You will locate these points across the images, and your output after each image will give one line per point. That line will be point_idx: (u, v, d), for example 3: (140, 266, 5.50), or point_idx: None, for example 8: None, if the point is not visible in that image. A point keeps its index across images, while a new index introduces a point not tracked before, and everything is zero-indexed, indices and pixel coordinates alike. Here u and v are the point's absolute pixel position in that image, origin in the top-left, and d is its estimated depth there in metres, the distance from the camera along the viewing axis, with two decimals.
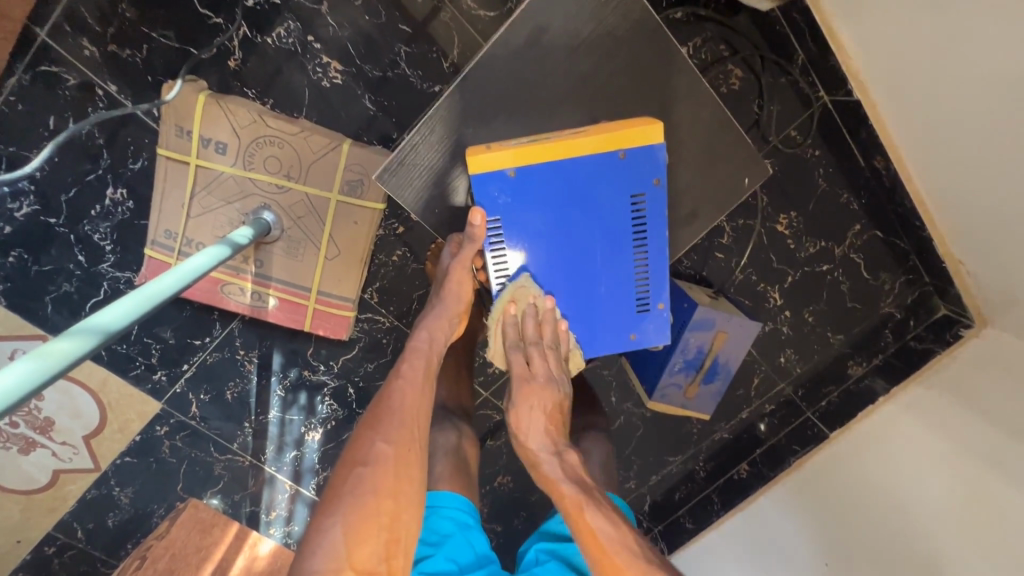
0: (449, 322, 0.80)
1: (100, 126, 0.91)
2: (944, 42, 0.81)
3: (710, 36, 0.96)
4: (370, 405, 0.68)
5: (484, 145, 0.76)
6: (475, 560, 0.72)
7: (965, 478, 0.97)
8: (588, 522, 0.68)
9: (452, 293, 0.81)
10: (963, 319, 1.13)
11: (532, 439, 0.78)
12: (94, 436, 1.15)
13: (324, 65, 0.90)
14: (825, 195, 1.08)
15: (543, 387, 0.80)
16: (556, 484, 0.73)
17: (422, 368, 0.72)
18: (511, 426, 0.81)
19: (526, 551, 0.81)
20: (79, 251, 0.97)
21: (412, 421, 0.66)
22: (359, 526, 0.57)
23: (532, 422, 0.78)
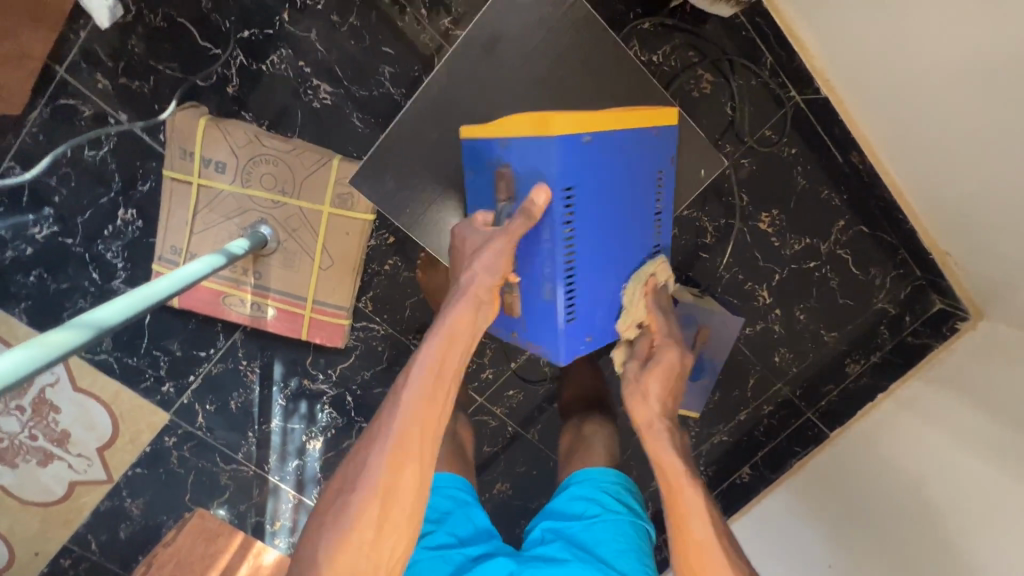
0: (484, 288, 0.68)
1: (112, 153, 0.99)
2: (893, 41, 0.85)
3: (678, 44, 1.00)
4: (371, 418, 0.62)
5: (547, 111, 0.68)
6: (474, 532, 0.80)
7: (963, 471, 0.95)
8: (692, 510, 0.69)
9: (476, 265, 0.69)
10: (958, 312, 1.13)
11: (654, 404, 0.75)
12: (108, 447, 1.20)
13: (315, 88, 0.97)
14: (805, 192, 1.10)
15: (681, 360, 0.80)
16: (661, 456, 0.72)
17: (432, 386, 0.63)
18: (637, 389, 0.77)
19: (533, 530, 0.83)
20: (93, 269, 1.04)
21: (412, 452, 0.59)
22: (335, 555, 0.55)
23: (661, 389, 0.76)
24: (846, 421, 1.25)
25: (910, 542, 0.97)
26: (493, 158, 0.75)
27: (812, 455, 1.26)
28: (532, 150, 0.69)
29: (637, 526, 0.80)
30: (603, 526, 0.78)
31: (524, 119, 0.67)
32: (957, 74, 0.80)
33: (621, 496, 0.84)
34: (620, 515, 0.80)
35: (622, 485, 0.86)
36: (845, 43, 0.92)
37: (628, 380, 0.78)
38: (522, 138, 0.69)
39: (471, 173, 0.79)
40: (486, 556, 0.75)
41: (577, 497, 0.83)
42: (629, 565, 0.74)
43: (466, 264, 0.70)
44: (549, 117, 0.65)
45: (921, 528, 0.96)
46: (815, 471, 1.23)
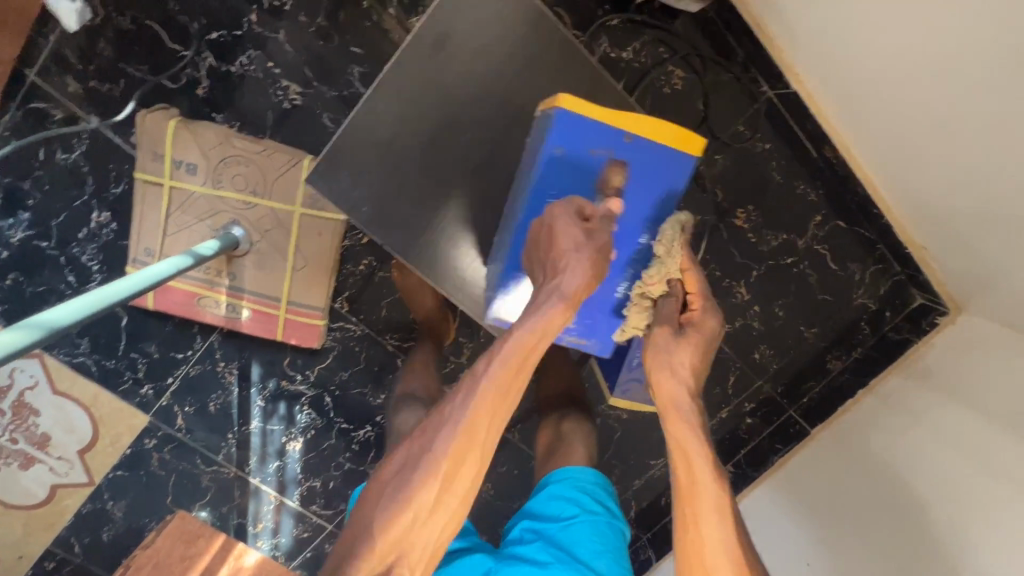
0: (583, 290, 0.66)
1: (84, 156, 0.99)
2: (857, 34, 0.85)
3: (648, 41, 1.00)
4: (445, 397, 0.62)
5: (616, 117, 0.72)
6: None
7: (941, 466, 0.95)
8: (710, 509, 0.65)
9: (572, 260, 0.66)
10: (938, 307, 1.12)
11: (676, 388, 0.71)
12: (88, 450, 1.21)
13: (284, 89, 0.97)
14: (780, 187, 1.09)
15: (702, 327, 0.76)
16: (687, 448, 0.68)
17: (511, 377, 0.61)
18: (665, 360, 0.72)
19: (511, 528, 0.80)
20: (69, 272, 1.04)
21: (482, 442, 0.58)
22: (387, 526, 0.55)
23: (693, 365, 0.73)
24: (827, 418, 1.24)
25: (894, 537, 0.95)
26: (597, 148, 0.72)
27: (794, 452, 1.25)
28: (655, 156, 0.73)
29: (615, 527, 0.77)
30: (581, 528, 0.74)
31: (673, 127, 0.71)
32: (922, 60, 0.79)
33: (600, 496, 0.79)
34: (598, 516, 0.76)
35: (599, 484, 0.82)
36: (812, 34, 0.92)
37: (652, 349, 0.74)
38: (648, 140, 0.72)
39: (560, 155, 0.72)
40: (464, 552, 0.75)
41: (555, 497, 0.79)
42: (608, 567, 0.71)
43: (563, 259, 0.66)
44: (696, 138, 0.73)
45: (904, 522, 0.95)
46: (796, 468, 1.22)
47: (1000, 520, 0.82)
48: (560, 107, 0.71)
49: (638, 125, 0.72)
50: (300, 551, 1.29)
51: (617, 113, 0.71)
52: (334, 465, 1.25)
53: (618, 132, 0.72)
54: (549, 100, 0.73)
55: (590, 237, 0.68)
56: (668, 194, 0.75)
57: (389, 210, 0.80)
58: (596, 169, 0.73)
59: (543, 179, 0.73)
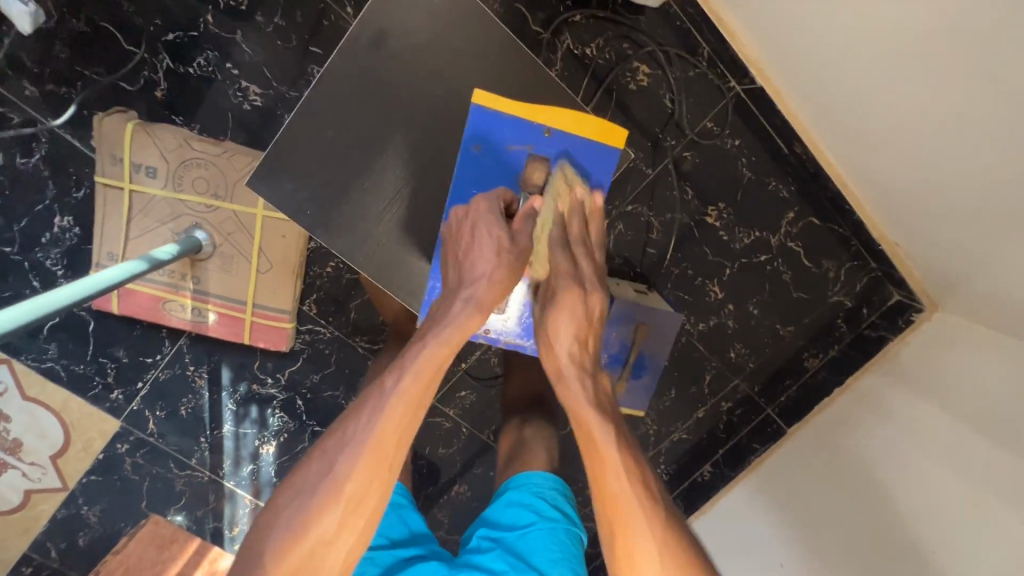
0: (498, 294, 0.67)
1: (45, 160, 0.98)
2: (816, 27, 0.84)
3: (611, 37, 0.98)
4: (346, 410, 0.60)
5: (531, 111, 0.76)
6: (408, 535, 0.73)
7: (913, 464, 0.94)
8: (610, 462, 0.60)
9: (488, 264, 0.67)
10: (914, 304, 1.11)
11: (561, 344, 0.68)
12: (61, 455, 1.20)
13: (244, 89, 0.96)
14: (752, 184, 1.08)
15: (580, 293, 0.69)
16: (579, 407, 0.65)
17: (421, 391, 0.59)
18: (543, 330, 0.71)
19: (470, 538, 0.75)
20: (33, 277, 1.03)
21: (390, 461, 0.57)
22: (286, 550, 0.53)
23: (571, 326, 0.68)
24: (804, 416, 1.23)
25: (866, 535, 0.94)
26: (517, 143, 0.77)
27: (772, 451, 1.24)
28: (576, 149, 0.77)
29: (573, 535, 0.72)
30: (538, 535, 0.69)
31: (592, 120, 0.75)
32: (878, 55, 0.78)
33: (559, 503, 0.75)
34: (557, 522, 0.72)
35: (560, 491, 0.78)
36: (773, 29, 0.91)
37: (539, 323, 0.72)
38: (568, 134, 0.76)
39: (479, 151, 0.76)
40: (418, 559, 0.69)
41: (513, 503, 0.75)
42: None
43: (475, 264, 0.68)
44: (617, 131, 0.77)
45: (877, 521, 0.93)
46: (773, 468, 1.21)
47: (968, 518, 0.81)
48: (477, 104, 0.74)
49: (556, 119, 0.76)
50: None
51: (535, 109, 0.76)
52: None
53: (538, 128, 0.76)
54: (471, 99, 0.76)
55: (513, 243, 0.69)
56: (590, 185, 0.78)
57: (342, 213, 0.79)
58: (518, 165, 0.77)
59: (464, 174, 0.77)
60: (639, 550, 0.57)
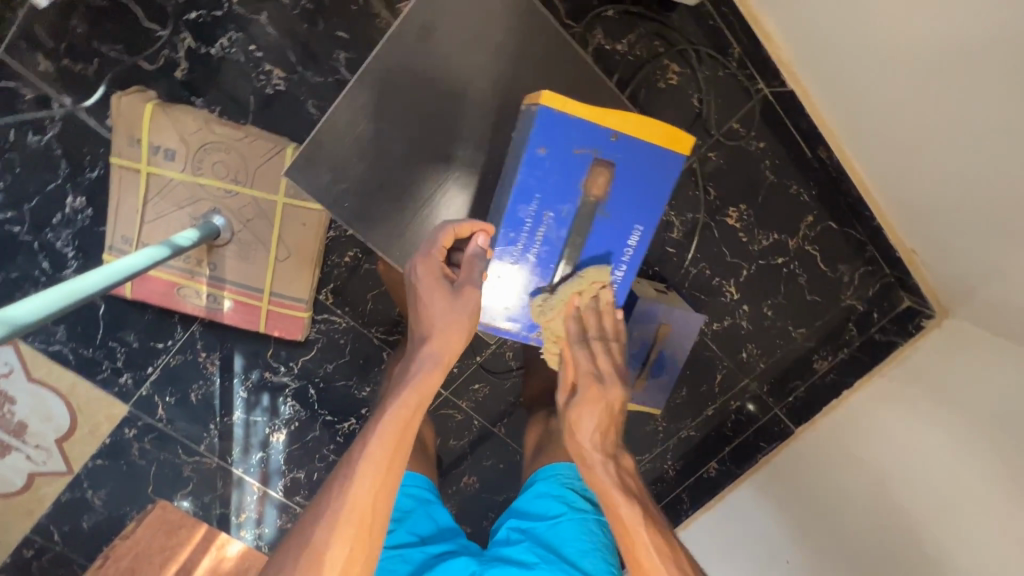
0: (456, 348, 0.68)
1: (58, 138, 0.95)
2: (859, 30, 0.82)
3: (642, 33, 0.97)
4: (322, 484, 0.60)
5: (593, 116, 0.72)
6: (436, 530, 0.72)
7: (931, 468, 0.95)
8: (643, 543, 0.63)
9: (447, 319, 0.68)
10: (924, 310, 1.12)
11: (586, 436, 0.71)
12: (67, 439, 1.18)
13: (267, 73, 0.94)
14: (774, 187, 1.08)
15: (607, 387, 0.75)
16: (604, 488, 0.68)
17: (390, 455, 0.60)
18: (563, 421, 0.74)
19: (497, 530, 0.74)
20: (43, 258, 1.01)
21: (367, 529, 0.57)
22: None
23: (595, 419, 0.72)
24: (810, 417, 1.24)
25: (884, 536, 0.96)
26: (582, 147, 0.72)
27: (778, 450, 1.26)
28: (640, 155, 0.74)
29: (602, 525, 0.72)
30: (568, 527, 0.69)
31: (662, 125, 0.72)
32: (918, 66, 0.78)
33: (587, 493, 0.75)
34: (585, 514, 0.72)
35: None
36: (810, 34, 0.90)
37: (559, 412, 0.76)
38: (636, 140, 0.73)
39: (544, 154, 0.72)
40: (449, 554, 0.68)
41: (541, 495, 0.74)
42: (596, 566, 0.66)
43: (432, 310, 0.69)
44: (684, 138, 0.74)
45: (887, 520, 0.96)
46: (778, 468, 1.23)
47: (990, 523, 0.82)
48: (545, 106, 0.70)
49: (623, 123, 0.72)
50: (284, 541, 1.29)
51: (603, 112, 0.72)
52: (318, 457, 1.24)
53: (605, 132, 0.72)
54: (534, 97, 0.72)
55: (459, 295, 0.69)
56: (653, 191, 0.75)
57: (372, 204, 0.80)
58: (580, 169, 0.73)
59: (526, 178, 0.72)
60: None
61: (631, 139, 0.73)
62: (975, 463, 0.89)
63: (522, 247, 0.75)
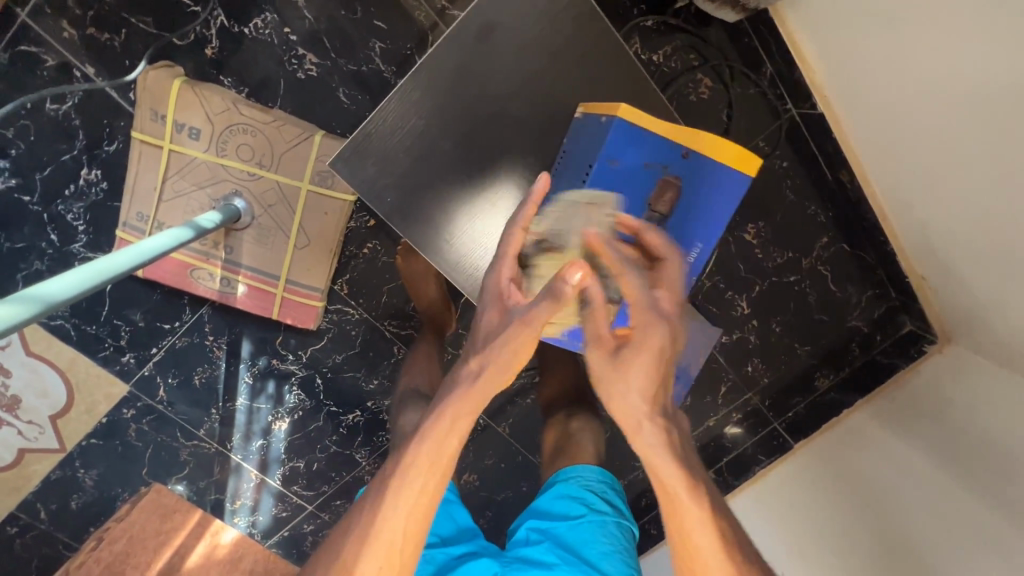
0: (502, 379, 0.59)
1: (76, 108, 0.93)
2: (898, 60, 0.83)
3: (678, 46, 0.98)
4: (362, 496, 0.60)
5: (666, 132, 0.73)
6: (457, 531, 0.72)
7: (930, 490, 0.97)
8: (695, 527, 0.57)
9: (491, 347, 0.59)
10: (927, 335, 1.16)
11: (633, 399, 0.58)
12: (61, 416, 1.15)
13: (300, 57, 0.92)
14: (793, 206, 1.10)
15: (654, 333, 0.58)
16: (654, 462, 0.58)
17: (423, 482, 0.57)
18: (601, 379, 0.59)
19: (516, 530, 0.74)
20: (51, 230, 0.98)
21: (397, 555, 0.56)
22: None
23: (645, 376, 0.58)
24: (809, 434, 1.27)
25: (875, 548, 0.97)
26: (653, 162, 0.74)
27: (775, 463, 1.29)
28: (710, 174, 0.75)
29: (623, 527, 0.73)
30: (588, 528, 0.69)
31: (734, 146, 0.73)
32: (953, 101, 0.79)
33: (608, 495, 0.75)
34: (605, 516, 0.72)
35: (608, 483, 0.77)
36: (848, 60, 0.91)
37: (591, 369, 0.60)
38: (704, 158, 0.75)
39: (614, 167, 0.74)
40: (471, 556, 0.68)
41: (561, 496, 0.74)
42: (616, 569, 0.66)
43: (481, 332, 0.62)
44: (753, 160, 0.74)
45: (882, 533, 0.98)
46: (775, 482, 1.25)
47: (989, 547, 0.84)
48: (621, 119, 0.72)
49: (696, 142, 0.74)
50: (277, 530, 1.28)
51: (675, 129, 0.73)
52: (319, 447, 1.23)
53: (676, 149, 0.74)
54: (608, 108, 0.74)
55: (508, 317, 0.60)
56: (720, 210, 0.76)
57: (412, 203, 0.82)
58: (648, 184, 0.75)
59: (594, 189, 0.74)
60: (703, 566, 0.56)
61: (700, 158, 0.74)
62: (975, 485, 0.92)
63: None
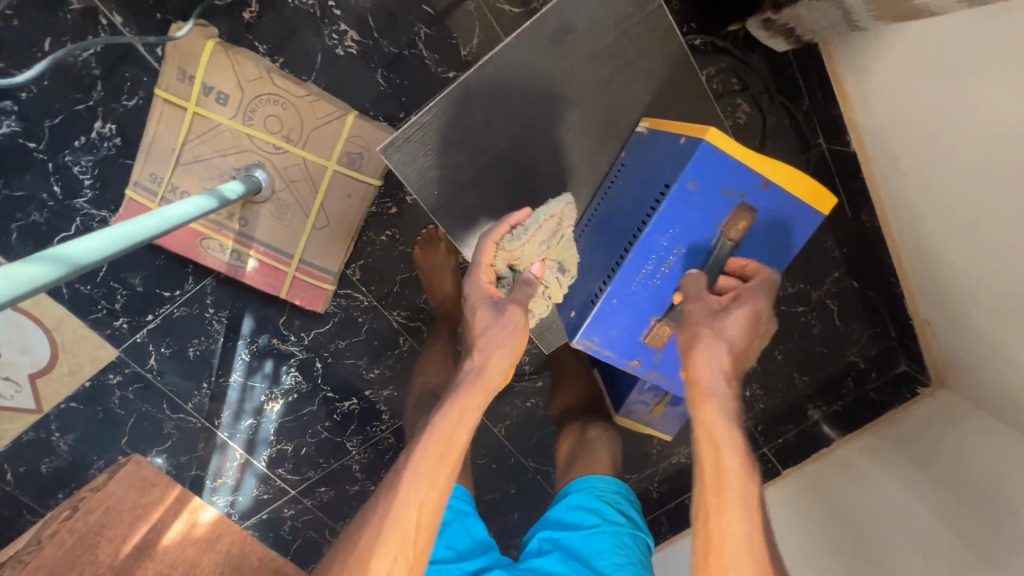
0: (501, 367, 0.67)
1: (97, 56, 0.88)
2: (934, 108, 0.82)
3: (723, 68, 1.01)
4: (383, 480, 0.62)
5: (749, 161, 0.71)
6: (472, 545, 0.71)
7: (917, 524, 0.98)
8: (731, 478, 0.59)
9: (500, 339, 0.68)
10: (920, 377, 1.18)
11: (710, 343, 0.66)
12: (41, 376, 1.09)
13: (341, 33, 0.89)
14: (810, 239, 1.13)
15: (754, 297, 0.69)
16: (707, 408, 0.63)
17: (432, 471, 0.59)
18: (697, 318, 0.68)
19: (530, 541, 0.75)
20: (55, 181, 0.93)
21: (410, 543, 0.57)
22: None
23: (739, 324, 0.67)
24: (797, 462, 1.27)
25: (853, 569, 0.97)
26: (731, 190, 0.72)
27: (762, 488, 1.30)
28: (782, 207, 0.75)
29: (638, 539, 0.73)
30: (602, 539, 0.69)
31: (812, 183, 0.73)
32: (982, 153, 0.79)
33: (623, 506, 0.75)
34: (620, 527, 0.72)
35: (622, 495, 0.78)
36: (883, 99, 0.90)
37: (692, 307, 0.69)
38: (783, 191, 0.74)
39: (693, 189, 0.72)
40: (484, 571, 0.68)
41: (576, 506, 0.75)
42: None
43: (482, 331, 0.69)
44: (828, 198, 0.75)
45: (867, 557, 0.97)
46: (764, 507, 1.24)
47: None
48: (709, 142, 0.69)
49: (778, 173, 0.72)
50: (256, 512, 1.24)
51: (762, 158, 0.72)
52: (310, 432, 1.20)
53: (757, 178, 0.73)
54: (696, 127, 0.71)
55: (500, 313, 0.69)
56: (783, 243, 0.77)
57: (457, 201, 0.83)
58: (723, 211, 0.73)
59: (670, 210, 0.72)
60: (726, 521, 0.57)
61: (778, 190, 0.73)
62: (965, 533, 0.91)
63: (646, 276, 0.75)
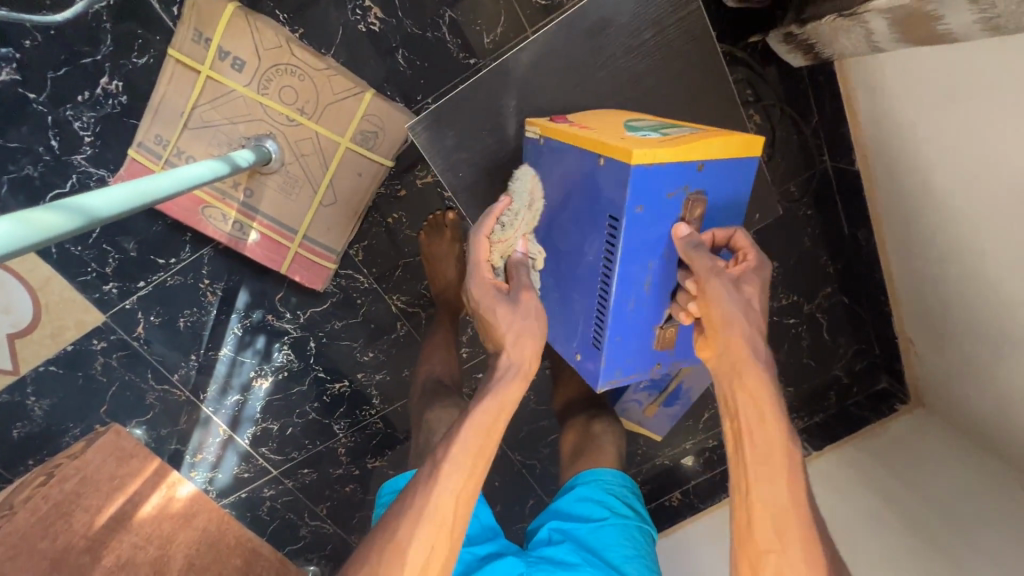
0: (532, 360, 0.66)
1: (109, 10, 0.86)
2: (938, 134, 0.85)
3: (738, 79, 1.03)
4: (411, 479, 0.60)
5: (680, 151, 0.65)
6: (480, 531, 0.73)
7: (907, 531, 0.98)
8: (778, 447, 0.58)
9: (518, 336, 0.66)
10: (900, 395, 1.23)
11: (744, 312, 0.62)
12: (21, 337, 1.05)
13: (365, 9, 0.88)
14: (807, 253, 1.16)
15: (759, 269, 0.65)
16: (747, 376, 0.60)
17: (464, 467, 0.58)
18: (721, 294, 0.62)
19: (537, 530, 0.77)
20: (53, 135, 0.89)
21: (444, 529, 0.56)
22: None
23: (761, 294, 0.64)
24: None
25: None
26: (674, 189, 0.66)
27: None
28: (722, 172, 0.70)
29: (644, 530, 0.77)
30: (611, 532, 0.72)
31: (741, 139, 0.67)
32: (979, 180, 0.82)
33: (629, 501, 0.79)
34: (627, 520, 0.76)
35: (628, 488, 0.81)
36: (890, 120, 0.93)
37: (711, 285, 0.63)
38: (717, 161, 0.68)
39: (642, 212, 0.66)
40: (495, 556, 0.69)
41: (584, 498, 0.78)
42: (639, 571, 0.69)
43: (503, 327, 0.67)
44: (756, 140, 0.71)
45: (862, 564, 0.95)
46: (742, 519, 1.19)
47: None
48: (636, 165, 0.62)
49: (708, 150, 0.66)
50: (235, 490, 1.22)
51: (687, 148, 0.65)
52: (297, 413, 1.18)
53: (691, 165, 0.66)
54: (618, 154, 0.64)
55: (517, 303, 0.68)
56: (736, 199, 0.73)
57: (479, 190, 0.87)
58: (675, 210, 0.68)
59: (630, 241, 0.67)
60: (775, 493, 0.56)
61: (713, 161, 0.68)
62: (944, 544, 0.92)
63: (635, 300, 0.71)
